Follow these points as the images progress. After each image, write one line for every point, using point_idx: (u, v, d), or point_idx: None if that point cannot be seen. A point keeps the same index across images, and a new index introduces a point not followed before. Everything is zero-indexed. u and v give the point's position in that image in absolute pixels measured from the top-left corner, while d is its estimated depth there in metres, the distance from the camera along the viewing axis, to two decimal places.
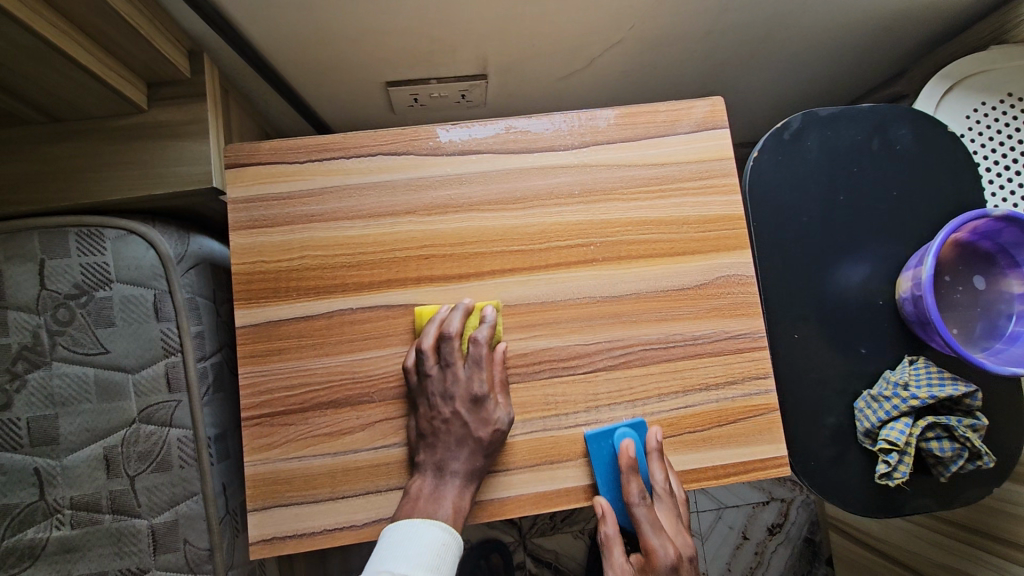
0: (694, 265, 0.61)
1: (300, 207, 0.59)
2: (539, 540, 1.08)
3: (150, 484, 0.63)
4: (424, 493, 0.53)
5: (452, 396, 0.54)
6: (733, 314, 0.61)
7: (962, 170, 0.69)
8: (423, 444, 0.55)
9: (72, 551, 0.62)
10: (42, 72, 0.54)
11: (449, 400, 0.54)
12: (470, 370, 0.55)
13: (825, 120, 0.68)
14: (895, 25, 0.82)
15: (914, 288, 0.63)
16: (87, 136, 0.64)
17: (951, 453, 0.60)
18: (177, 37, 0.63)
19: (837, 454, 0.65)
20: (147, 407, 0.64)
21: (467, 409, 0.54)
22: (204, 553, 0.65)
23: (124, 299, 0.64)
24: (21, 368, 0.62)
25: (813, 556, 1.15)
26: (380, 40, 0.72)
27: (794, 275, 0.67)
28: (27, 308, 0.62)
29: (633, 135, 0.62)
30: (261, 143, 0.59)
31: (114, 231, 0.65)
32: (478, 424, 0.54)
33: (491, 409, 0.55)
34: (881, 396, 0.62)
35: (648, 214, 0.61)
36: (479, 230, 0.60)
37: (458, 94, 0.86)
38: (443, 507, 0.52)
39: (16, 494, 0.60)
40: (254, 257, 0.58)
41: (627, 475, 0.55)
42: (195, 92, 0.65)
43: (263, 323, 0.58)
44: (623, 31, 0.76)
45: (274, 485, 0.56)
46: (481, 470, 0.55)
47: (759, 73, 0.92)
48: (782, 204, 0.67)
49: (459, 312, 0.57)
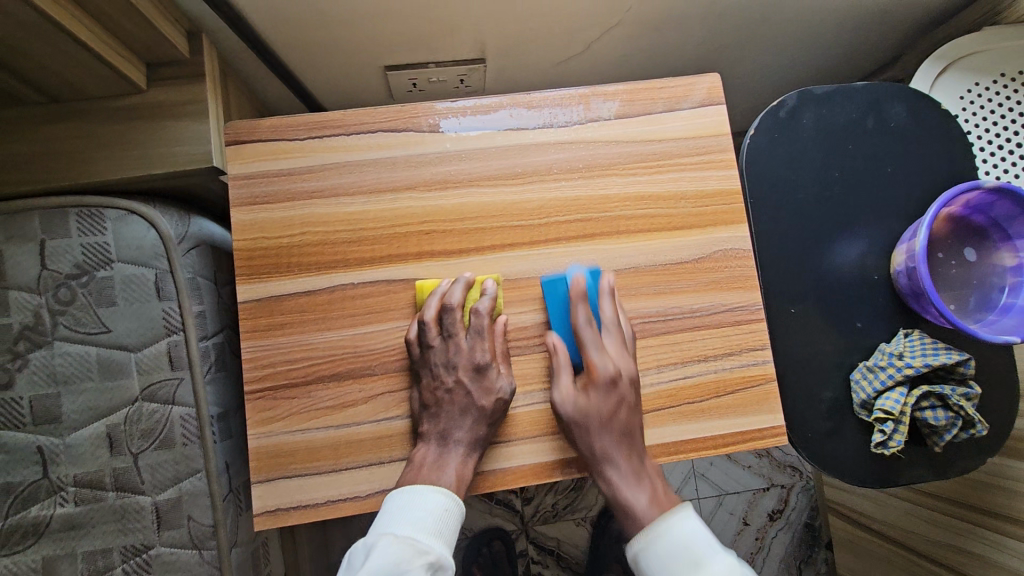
0: (692, 239, 0.62)
1: (300, 183, 0.59)
2: (542, 528, 1.08)
3: (153, 462, 0.64)
4: (428, 460, 0.54)
5: (455, 365, 0.55)
6: (731, 287, 0.62)
7: (956, 148, 0.70)
8: (426, 415, 0.55)
9: (76, 528, 0.62)
10: (41, 50, 0.54)
11: (452, 369, 0.55)
12: (472, 340, 0.56)
13: (819, 98, 0.69)
14: (888, 8, 0.83)
15: (908, 260, 0.64)
16: (86, 116, 0.64)
17: (945, 421, 0.61)
18: (176, 17, 0.63)
19: (834, 426, 0.65)
20: (150, 385, 0.64)
21: (470, 378, 0.55)
22: (208, 530, 0.65)
23: (125, 278, 0.65)
24: (23, 347, 0.62)
25: (812, 539, 1.16)
26: (378, 22, 0.72)
27: (790, 251, 0.67)
28: (27, 288, 0.63)
29: (630, 111, 0.63)
30: (261, 120, 0.60)
31: (114, 211, 0.65)
32: (482, 393, 0.55)
33: (494, 377, 0.56)
34: (876, 366, 0.63)
35: (647, 189, 0.62)
36: (479, 205, 0.60)
37: (456, 79, 0.87)
38: (446, 474, 0.53)
39: (20, 472, 0.61)
40: (256, 234, 0.59)
41: (598, 434, 0.55)
42: (193, 72, 0.65)
43: (266, 298, 0.58)
44: (619, 13, 0.77)
45: (278, 457, 0.57)
46: (484, 440, 0.56)
47: (755, 57, 0.93)
48: (779, 180, 0.68)
49: (460, 284, 0.57)
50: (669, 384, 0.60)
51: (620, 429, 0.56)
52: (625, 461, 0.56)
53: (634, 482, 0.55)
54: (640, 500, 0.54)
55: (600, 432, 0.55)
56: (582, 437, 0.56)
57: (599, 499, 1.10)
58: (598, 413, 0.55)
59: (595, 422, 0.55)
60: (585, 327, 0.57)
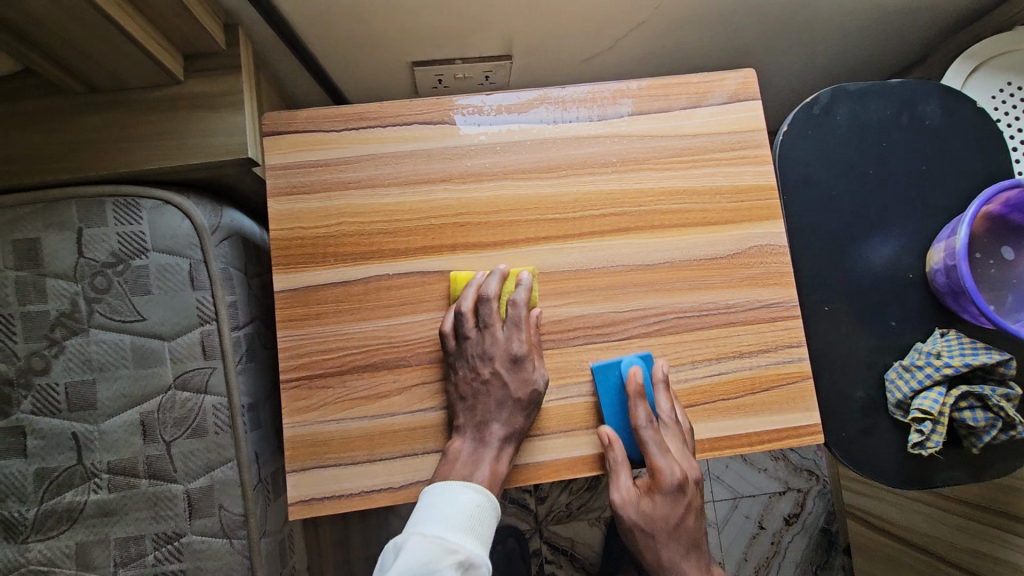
0: (727, 235, 0.62)
1: (337, 173, 0.59)
2: (556, 527, 1.08)
3: (186, 450, 0.64)
4: (463, 455, 0.54)
5: (491, 357, 0.56)
6: (766, 284, 0.62)
7: (994, 146, 0.69)
8: (462, 407, 0.55)
9: (109, 515, 0.63)
10: (87, 41, 0.55)
11: (487, 360, 0.56)
12: (508, 331, 0.57)
13: (855, 95, 0.68)
14: (921, 7, 0.82)
15: (947, 258, 0.63)
16: (124, 106, 0.64)
17: (985, 422, 0.61)
18: (215, 9, 0.64)
19: (869, 427, 0.65)
20: (183, 373, 0.65)
21: (506, 369, 0.56)
22: (238, 519, 0.66)
23: (161, 267, 0.65)
24: (60, 335, 0.63)
25: (829, 545, 1.15)
26: (410, 17, 0.72)
27: (825, 249, 0.67)
28: (65, 276, 0.63)
29: (665, 106, 0.62)
30: (298, 110, 0.60)
31: (150, 201, 0.65)
32: (518, 385, 0.55)
33: (529, 369, 0.56)
34: (914, 365, 0.63)
35: (681, 183, 0.62)
36: (513, 198, 0.60)
37: (482, 76, 0.87)
38: (482, 471, 0.53)
39: (56, 458, 0.62)
40: (292, 223, 0.59)
41: (633, 400, 0.56)
42: (230, 64, 0.66)
43: (301, 288, 0.58)
44: (650, 10, 0.76)
45: (312, 446, 0.57)
46: (520, 433, 0.56)
47: (783, 56, 0.92)
48: (814, 177, 0.67)
49: (494, 277, 0.57)
50: (702, 380, 0.60)
51: (656, 401, 0.56)
52: (662, 434, 0.55)
53: (668, 447, 0.55)
54: (672, 467, 0.54)
55: (641, 406, 0.56)
56: (621, 405, 0.56)
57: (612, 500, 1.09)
58: (636, 374, 0.56)
59: (636, 393, 0.56)
60: (620, 318, 0.59)
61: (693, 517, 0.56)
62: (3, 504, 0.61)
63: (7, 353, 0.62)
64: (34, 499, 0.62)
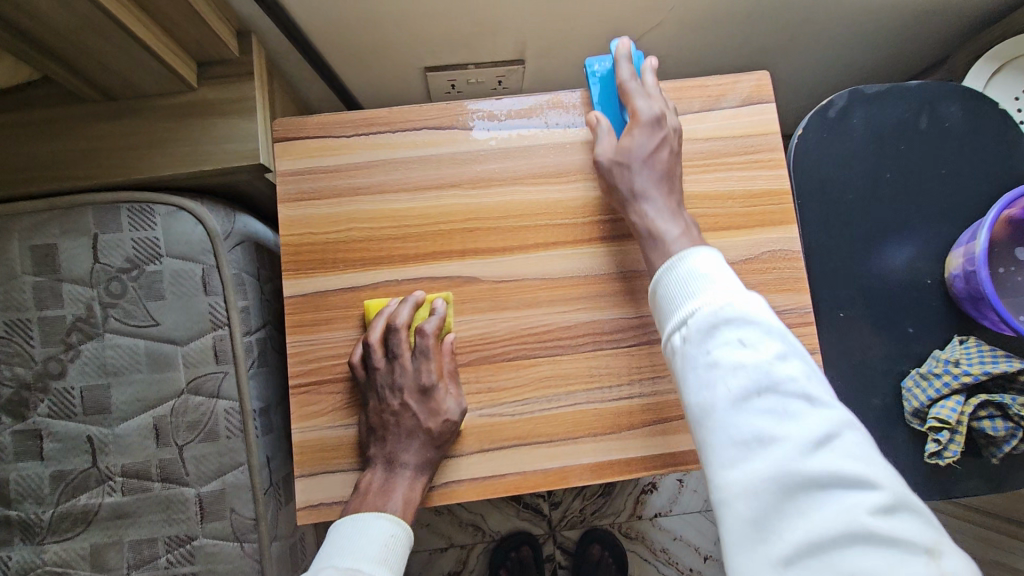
0: (740, 240, 0.61)
1: (347, 179, 0.60)
2: (569, 533, 1.07)
3: (198, 454, 0.65)
4: (375, 486, 0.54)
5: (400, 388, 0.56)
6: (779, 289, 0.61)
7: (1017, 148, 0.67)
8: (373, 438, 0.56)
9: (123, 517, 0.64)
10: (103, 50, 0.55)
11: (397, 392, 0.56)
12: (417, 361, 0.57)
13: (871, 98, 0.67)
14: (941, 6, 0.80)
15: (966, 264, 0.62)
16: (140, 114, 0.65)
17: (1004, 432, 0.59)
18: (227, 16, 0.64)
19: (883, 436, 0.63)
20: (196, 377, 0.66)
21: (416, 401, 0.56)
22: (249, 522, 0.66)
23: (174, 273, 0.66)
24: (75, 339, 0.64)
25: None
26: (422, 22, 0.72)
27: (838, 254, 0.66)
28: (80, 282, 0.64)
29: (678, 109, 0.62)
30: (309, 117, 0.60)
31: (163, 207, 0.66)
32: (428, 415, 0.56)
33: (440, 399, 0.56)
34: (931, 373, 0.61)
35: (693, 188, 0.61)
36: (523, 204, 0.60)
37: (494, 80, 0.86)
38: (393, 499, 0.53)
39: (70, 461, 0.63)
40: (302, 230, 0.59)
41: None
42: (242, 71, 0.66)
43: (311, 293, 0.59)
44: (663, 12, 0.76)
45: (322, 451, 0.57)
46: (433, 462, 0.56)
47: (800, 57, 0.91)
48: (829, 180, 0.66)
49: (407, 304, 0.57)
50: None
51: None
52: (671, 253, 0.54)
53: (659, 142, 0.57)
54: None
55: None
56: None
57: (626, 505, 1.08)
58: None
59: None
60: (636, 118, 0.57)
61: (668, 153, 0.57)
62: (20, 505, 0.63)
63: (25, 357, 0.63)
64: (51, 501, 0.63)
